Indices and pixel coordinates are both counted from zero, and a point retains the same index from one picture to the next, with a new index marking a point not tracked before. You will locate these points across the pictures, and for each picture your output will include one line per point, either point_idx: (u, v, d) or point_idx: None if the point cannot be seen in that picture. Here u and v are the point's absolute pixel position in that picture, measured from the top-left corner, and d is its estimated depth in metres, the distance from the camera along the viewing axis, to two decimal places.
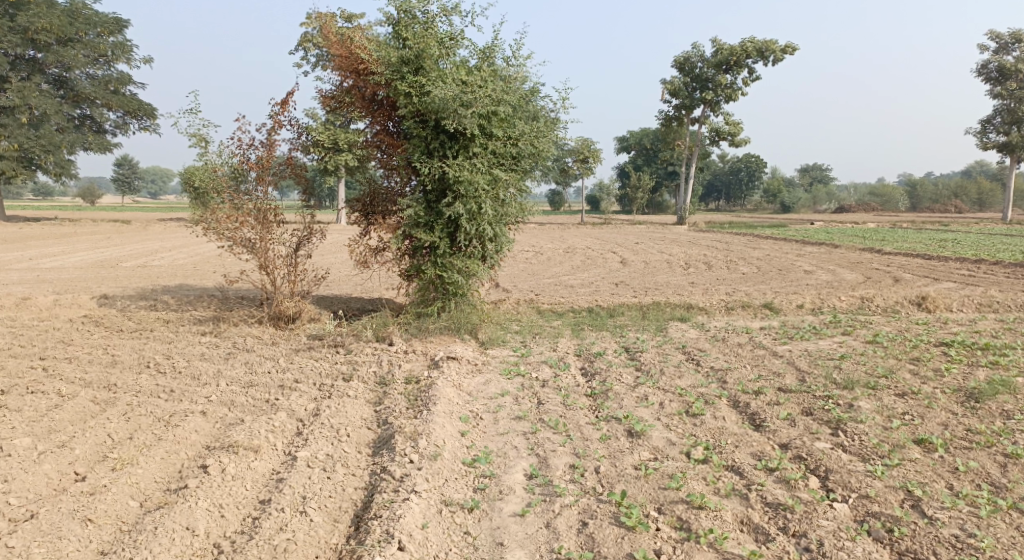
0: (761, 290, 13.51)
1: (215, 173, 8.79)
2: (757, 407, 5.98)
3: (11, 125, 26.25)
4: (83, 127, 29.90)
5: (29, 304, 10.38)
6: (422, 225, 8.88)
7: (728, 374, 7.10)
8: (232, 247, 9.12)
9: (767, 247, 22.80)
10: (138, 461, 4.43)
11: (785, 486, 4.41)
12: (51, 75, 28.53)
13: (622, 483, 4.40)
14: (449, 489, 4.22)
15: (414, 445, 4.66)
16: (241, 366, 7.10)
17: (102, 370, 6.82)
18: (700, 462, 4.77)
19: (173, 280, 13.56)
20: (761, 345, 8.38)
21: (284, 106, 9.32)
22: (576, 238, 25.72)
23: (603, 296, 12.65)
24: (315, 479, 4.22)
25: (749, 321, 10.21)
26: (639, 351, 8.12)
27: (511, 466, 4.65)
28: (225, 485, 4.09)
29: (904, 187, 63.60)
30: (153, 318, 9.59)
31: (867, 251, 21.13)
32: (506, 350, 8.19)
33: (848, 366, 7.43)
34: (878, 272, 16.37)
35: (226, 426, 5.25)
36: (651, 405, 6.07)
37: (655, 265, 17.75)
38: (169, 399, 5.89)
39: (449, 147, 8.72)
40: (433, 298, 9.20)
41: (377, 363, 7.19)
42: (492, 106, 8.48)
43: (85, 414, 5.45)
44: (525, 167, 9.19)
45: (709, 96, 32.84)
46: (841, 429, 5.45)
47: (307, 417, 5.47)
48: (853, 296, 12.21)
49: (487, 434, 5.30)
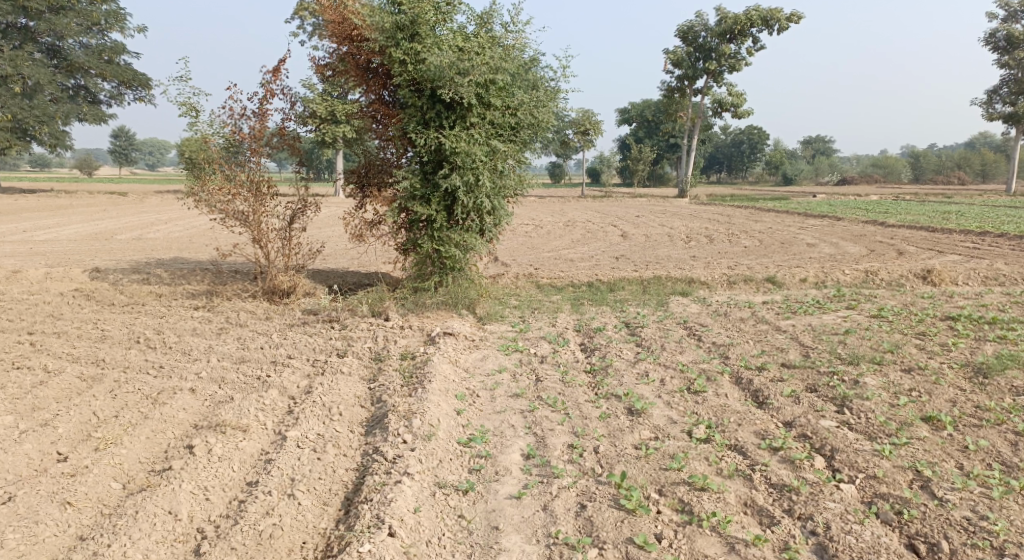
0: (764, 263, 13.32)
1: (206, 144, 8.56)
2: (760, 383, 5.84)
3: (5, 95, 25.89)
4: (78, 97, 29.45)
5: (19, 277, 10.20)
6: (419, 198, 8.68)
7: (731, 349, 6.95)
8: (224, 220, 8.92)
9: (769, 219, 22.55)
10: (123, 441, 4.29)
11: (790, 466, 4.28)
12: (44, 43, 28.02)
13: (621, 463, 4.26)
14: (443, 471, 4.09)
15: (408, 425, 4.52)
16: (233, 342, 6.94)
17: (91, 345, 6.67)
18: (702, 441, 4.63)
19: (168, 253, 13.38)
20: (765, 320, 8.21)
21: (276, 74, 9.05)
22: (577, 211, 25.42)
23: (604, 270, 12.46)
24: (305, 461, 4.09)
25: (752, 295, 10.05)
26: (639, 326, 7.97)
27: (508, 445, 4.52)
28: (211, 466, 3.96)
29: (907, 159, 62.97)
30: (145, 292, 9.43)
31: (870, 224, 20.89)
32: (505, 325, 8.04)
33: (853, 341, 7.28)
34: (881, 245, 16.16)
35: (216, 403, 5.11)
36: (652, 382, 5.93)
37: (656, 238, 17.58)
38: (158, 376, 5.75)
39: (446, 117, 8.44)
40: (430, 273, 9.05)
41: (373, 339, 7.04)
42: (490, 74, 8.20)
43: (71, 390, 5.31)
44: (524, 138, 8.93)
45: (712, 67, 32.27)
46: (847, 407, 5.31)
47: (299, 395, 5.33)
48: (857, 270, 12.02)
49: (483, 412, 5.16)
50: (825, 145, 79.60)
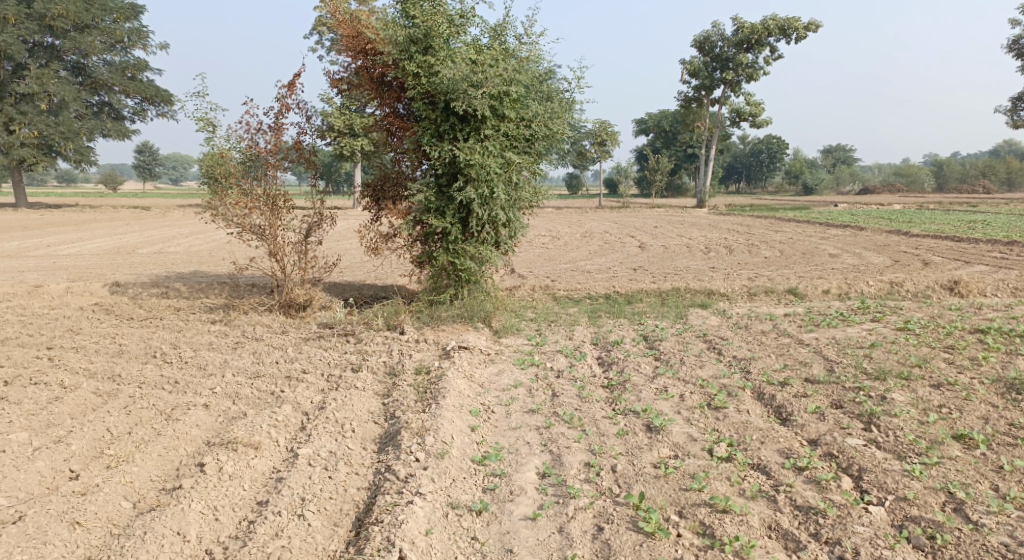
0: (785, 274, 13.10)
1: (223, 158, 8.60)
2: (783, 399, 5.68)
3: (31, 112, 26.45)
4: (102, 113, 29.99)
5: (41, 292, 10.31)
6: (433, 211, 8.64)
7: (752, 363, 6.79)
8: (241, 233, 8.95)
9: (789, 230, 22.24)
10: (135, 458, 4.26)
11: (816, 487, 4.12)
12: (70, 61, 28.61)
13: (640, 483, 4.14)
14: (456, 490, 4.00)
15: (420, 442, 4.44)
16: (248, 356, 6.92)
17: (107, 360, 6.69)
18: (723, 460, 4.49)
19: (187, 267, 13.48)
20: (787, 333, 8.03)
21: (292, 89, 9.09)
22: (594, 222, 25.29)
23: (621, 282, 12.32)
24: (316, 479, 4.02)
25: (774, 307, 9.85)
26: (657, 340, 7.83)
27: (523, 464, 4.41)
28: (222, 485, 3.90)
29: (929, 167, 62.06)
30: (163, 306, 9.48)
31: (894, 234, 20.52)
32: (521, 338, 7.94)
33: (878, 355, 7.07)
34: (906, 255, 15.85)
35: (229, 419, 5.07)
36: (671, 397, 5.79)
37: (674, 249, 17.41)
38: (173, 391, 5.73)
39: (460, 129, 8.41)
40: (445, 285, 9.01)
41: (388, 353, 6.98)
42: (503, 86, 8.17)
43: (85, 406, 5.31)
44: (539, 149, 8.87)
45: (729, 76, 32.09)
46: (874, 424, 5.14)
47: (312, 410, 5.28)
48: (881, 281, 11.76)
49: (498, 428, 5.06)
50: (846, 153, 78.73)
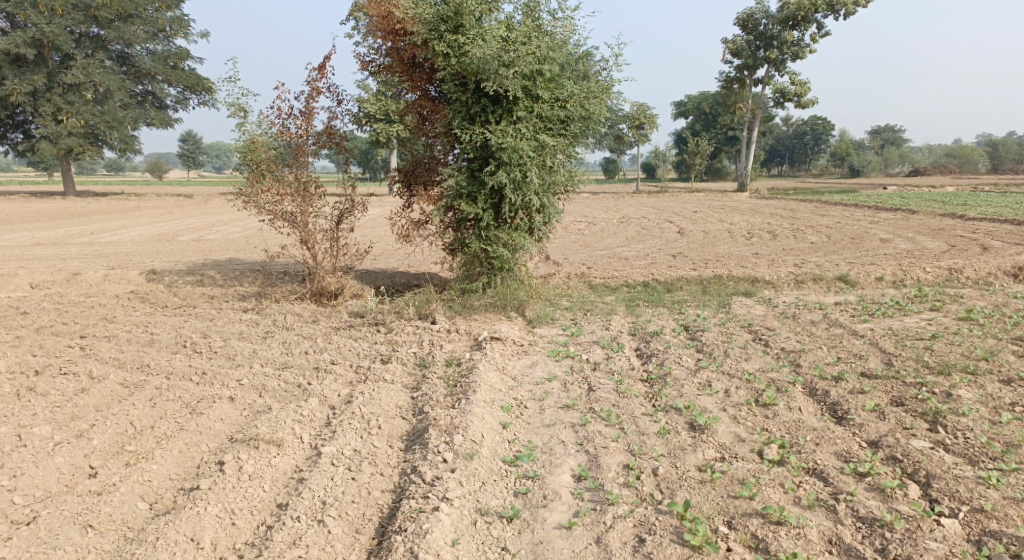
0: (833, 260, 12.51)
1: (253, 145, 8.46)
2: (838, 396, 5.28)
3: (77, 102, 27.01)
4: (146, 103, 30.49)
5: (79, 279, 10.39)
6: (465, 196, 8.38)
7: (803, 356, 6.37)
8: (273, 221, 8.83)
9: (836, 213, 21.42)
10: (155, 455, 4.12)
11: (879, 496, 3.75)
12: (115, 51, 29.09)
13: (684, 489, 3.83)
14: (486, 494, 3.75)
15: (448, 442, 4.19)
16: (277, 346, 6.78)
17: (138, 350, 6.62)
18: (775, 464, 4.14)
19: (223, 254, 13.51)
20: (838, 323, 7.57)
21: (322, 72, 8.91)
22: (631, 207, 24.77)
23: (660, 269, 11.90)
24: (339, 481, 3.81)
25: (823, 295, 9.35)
26: (700, 330, 7.45)
27: (557, 465, 4.14)
28: (241, 486, 3.75)
29: (984, 147, 59.37)
30: (197, 294, 9.45)
31: (949, 217, 19.55)
32: (555, 328, 7.66)
33: (941, 348, 6.58)
34: (963, 239, 15.05)
35: (254, 414, 4.91)
36: (715, 393, 5.44)
37: (715, 234, 16.87)
38: (200, 383, 5.61)
39: (492, 111, 8.11)
40: (478, 273, 8.77)
41: (418, 344, 6.77)
42: (536, 65, 7.83)
43: (111, 398, 5.22)
44: (575, 131, 8.52)
45: (773, 55, 30.97)
46: (941, 424, 4.71)
47: (339, 405, 5.09)
48: (939, 267, 11.10)
49: (531, 425, 4.80)
50: (895, 134, 75.82)
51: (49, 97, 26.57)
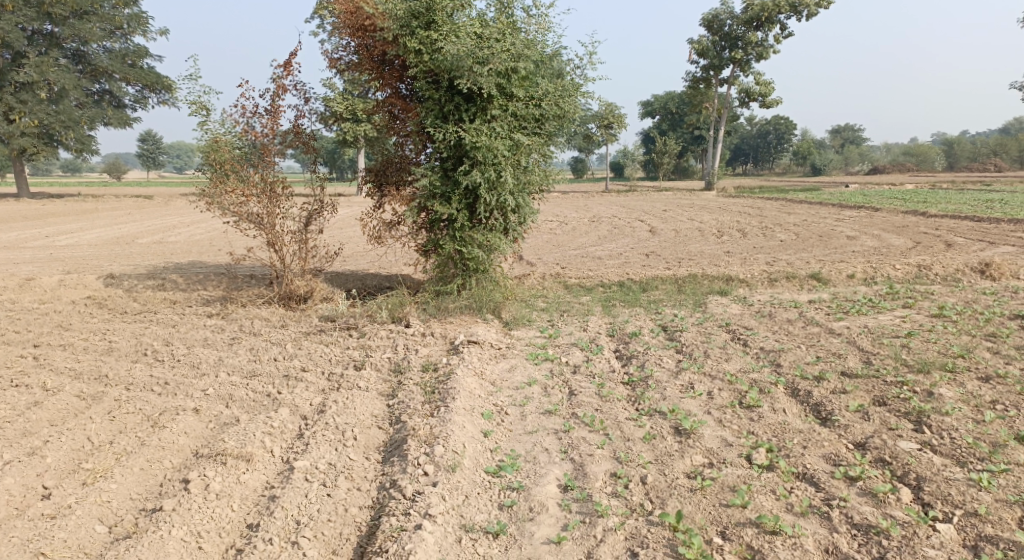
0: (804, 258, 12.61)
1: (216, 144, 8.13)
2: (822, 396, 5.24)
3: (30, 101, 26.02)
4: (103, 102, 29.53)
5: (32, 285, 9.90)
6: (438, 196, 8.18)
7: (783, 356, 6.32)
8: (238, 222, 8.51)
9: (802, 211, 21.70)
10: (114, 473, 3.84)
11: (872, 502, 3.69)
12: (69, 49, 28.11)
13: (675, 498, 3.72)
14: (470, 509, 3.58)
15: (429, 453, 4.01)
16: (245, 353, 6.49)
17: (95, 359, 6.28)
18: (765, 468, 4.06)
19: (186, 257, 13.06)
20: (815, 322, 7.56)
21: (288, 68, 8.62)
22: (602, 206, 24.77)
23: (634, 268, 11.83)
24: (313, 498, 3.60)
25: (797, 293, 9.36)
26: (678, 330, 7.37)
27: (542, 475, 3.99)
28: (208, 506, 3.51)
29: (940, 146, 61.05)
30: (159, 299, 9.07)
31: (912, 214, 19.95)
32: (532, 330, 7.51)
33: (917, 345, 6.60)
34: (927, 236, 15.32)
35: (221, 426, 4.65)
36: (698, 395, 5.35)
37: (686, 233, 16.95)
38: (162, 393, 5.31)
39: (465, 110, 7.93)
40: (452, 275, 8.57)
41: (393, 348, 6.55)
42: (511, 62, 7.68)
43: (66, 412, 4.90)
44: (549, 130, 8.39)
45: (739, 55, 31.34)
46: (925, 423, 4.69)
47: (311, 415, 4.86)
48: (907, 264, 11.25)
49: (513, 433, 4.64)
50: (855, 133, 77.53)
51: None
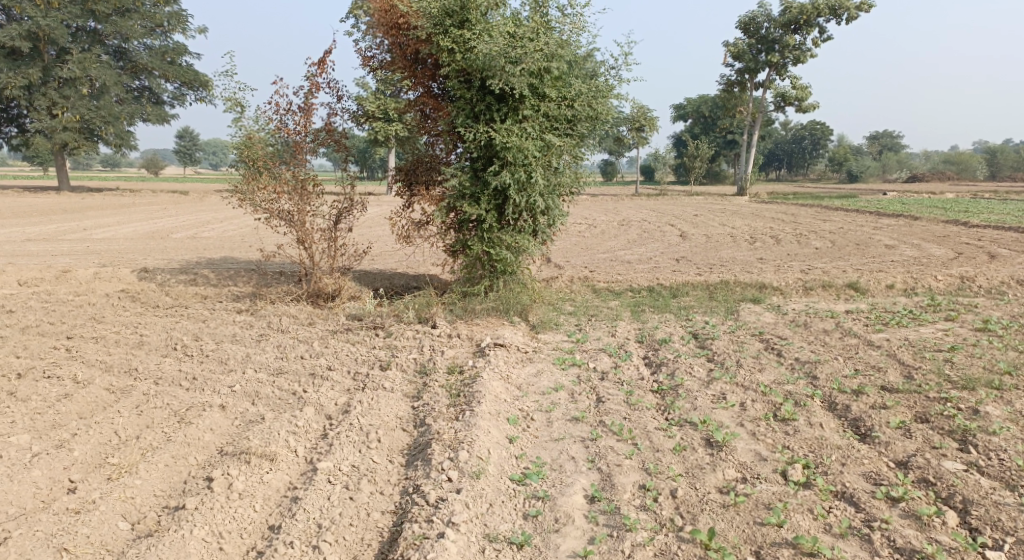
0: (840, 267, 12.28)
1: (250, 141, 8.19)
2: (860, 411, 5.05)
3: (73, 96, 26.69)
4: (142, 98, 30.16)
5: (69, 277, 10.08)
6: (468, 197, 8.12)
7: (819, 367, 6.12)
8: (269, 219, 8.55)
9: (838, 218, 21.21)
10: (139, 469, 3.84)
11: (916, 525, 3.51)
12: (112, 46, 28.77)
13: (706, 513, 3.59)
14: (494, 518, 3.49)
15: (453, 458, 3.93)
16: (272, 350, 6.50)
17: (126, 352, 6.34)
18: (801, 486, 3.90)
19: (218, 253, 13.21)
20: (853, 333, 7.33)
21: (322, 66, 8.65)
22: (631, 210, 24.54)
23: (665, 274, 11.63)
24: (335, 501, 3.54)
25: (833, 303, 9.10)
26: (709, 338, 7.20)
27: (569, 485, 3.89)
28: (230, 506, 3.47)
29: (982, 154, 59.36)
30: (190, 293, 9.17)
31: (952, 223, 19.37)
32: (560, 335, 7.40)
33: (961, 360, 6.34)
34: (970, 247, 14.83)
35: (247, 423, 4.63)
36: (730, 406, 5.19)
37: (718, 238, 16.68)
38: (190, 389, 5.32)
39: (497, 110, 7.87)
40: (480, 276, 8.50)
41: (419, 349, 6.50)
42: (544, 62, 7.59)
43: (96, 405, 4.94)
44: (581, 131, 8.29)
45: (775, 59, 30.82)
46: (971, 443, 4.48)
47: (336, 415, 4.82)
48: (950, 275, 10.88)
49: (539, 440, 4.54)
50: (893, 140, 75.84)
51: (44, 92, 26.22)
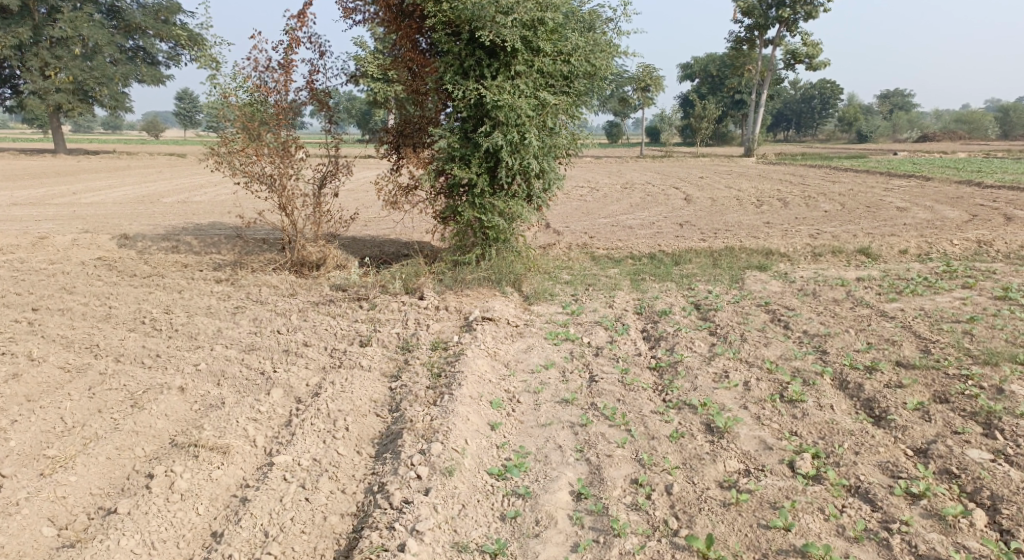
0: (851, 231, 11.77)
1: (226, 101, 7.67)
2: (874, 391, 4.64)
3: (65, 57, 25.96)
4: (136, 59, 29.34)
5: (46, 244, 9.65)
6: (457, 159, 7.62)
7: (829, 342, 5.70)
8: (248, 184, 8.04)
9: (848, 180, 20.55)
10: (76, 463, 3.56)
11: (940, 527, 3.13)
12: (104, 5, 27.91)
13: (705, 514, 3.22)
14: (466, 522, 3.16)
15: (424, 451, 3.58)
16: (247, 324, 6.10)
17: (91, 326, 5.96)
18: (810, 479, 3.53)
19: (206, 219, 12.74)
20: (864, 303, 6.89)
21: (302, 19, 8.08)
22: (636, 172, 23.89)
23: (667, 239, 11.16)
24: (288, 504, 3.27)
25: (843, 270, 8.64)
26: (712, 309, 6.76)
27: (553, 479, 3.52)
28: (169, 510, 3.23)
29: (995, 113, 58.01)
30: (169, 262, 8.74)
31: (965, 184, 18.76)
32: (554, 306, 6.98)
33: (981, 333, 5.90)
34: (984, 208, 14.30)
35: (206, 408, 4.26)
36: (734, 386, 4.78)
37: (723, 201, 16.16)
38: (151, 368, 4.95)
39: (488, 65, 7.33)
40: (471, 244, 8.05)
41: (402, 323, 6.08)
42: (537, 12, 7.04)
43: (47, 386, 4.58)
44: (579, 89, 7.77)
45: (785, 14, 29.72)
46: (997, 428, 4.07)
47: (305, 398, 4.45)
48: (966, 239, 10.37)
49: (524, 426, 4.17)
50: (903, 99, 74.29)
51: (35, 52, 25.46)
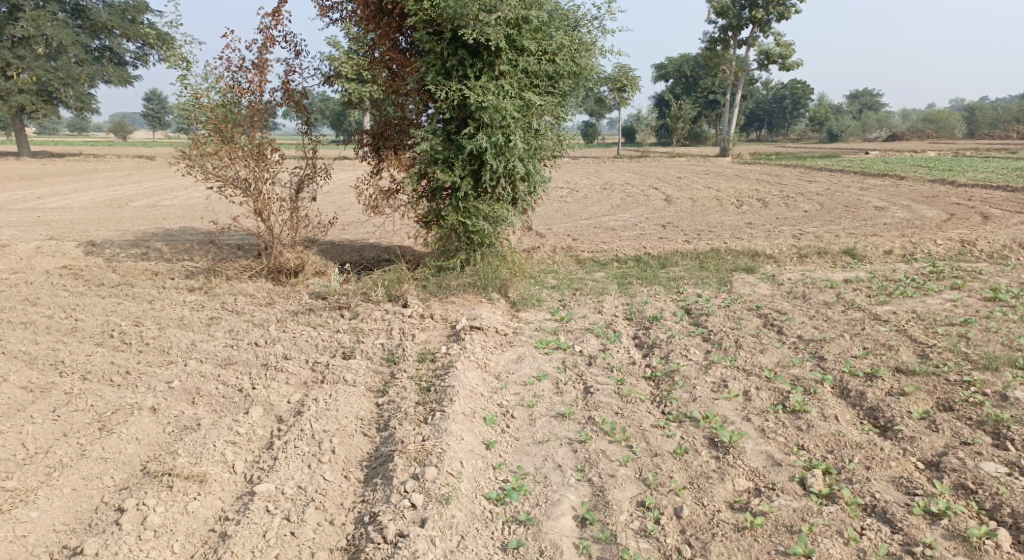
0: (833, 231, 11.75)
1: (198, 102, 7.35)
2: (877, 400, 4.51)
3: (28, 57, 25.11)
4: (103, 58, 28.51)
5: (6, 251, 9.17)
6: (441, 162, 7.38)
7: (826, 347, 5.58)
8: (222, 188, 7.69)
9: (824, 179, 20.67)
10: (38, 497, 3.28)
11: (965, 550, 3.00)
12: (68, 3, 27.08)
13: (720, 541, 3.06)
14: (466, 555, 2.97)
15: (418, 476, 3.37)
16: (222, 336, 5.80)
17: (55, 341, 5.61)
18: (824, 498, 3.38)
19: (176, 224, 12.29)
20: (856, 306, 6.80)
21: (277, 17, 7.79)
22: (614, 173, 23.80)
23: (651, 241, 11.01)
24: (273, 540, 3.04)
25: (831, 272, 8.55)
26: (704, 314, 6.61)
27: (557, 504, 3.32)
28: (141, 549, 2.97)
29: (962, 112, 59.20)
30: (139, 270, 8.36)
31: (940, 183, 18.96)
32: (543, 312, 6.77)
33: (976, 336, 5.82)
34: (960, 207, 14.43)
35: (181, 430, 3.98)
36: (734, 397, 4.62)
37: (703, 202, 16.11)
38: (120, 386, 4.64)
39: (471, 65, 7.10)
40: (455, 249, 7.81)
41: (386, 333, 5.82)
42: (521, 10, 6.84)
43: (7, 409, 4.26)
44: (564, 89, 7.58)
45: (759, 15, 29.90)
46: (1007, 438, 3.97)
47: (287, 416, 4.19)
48: (948, 239, 10.38)
49: (520, 443, 3.96)
50: (873, 99, 75.50)
51: None
